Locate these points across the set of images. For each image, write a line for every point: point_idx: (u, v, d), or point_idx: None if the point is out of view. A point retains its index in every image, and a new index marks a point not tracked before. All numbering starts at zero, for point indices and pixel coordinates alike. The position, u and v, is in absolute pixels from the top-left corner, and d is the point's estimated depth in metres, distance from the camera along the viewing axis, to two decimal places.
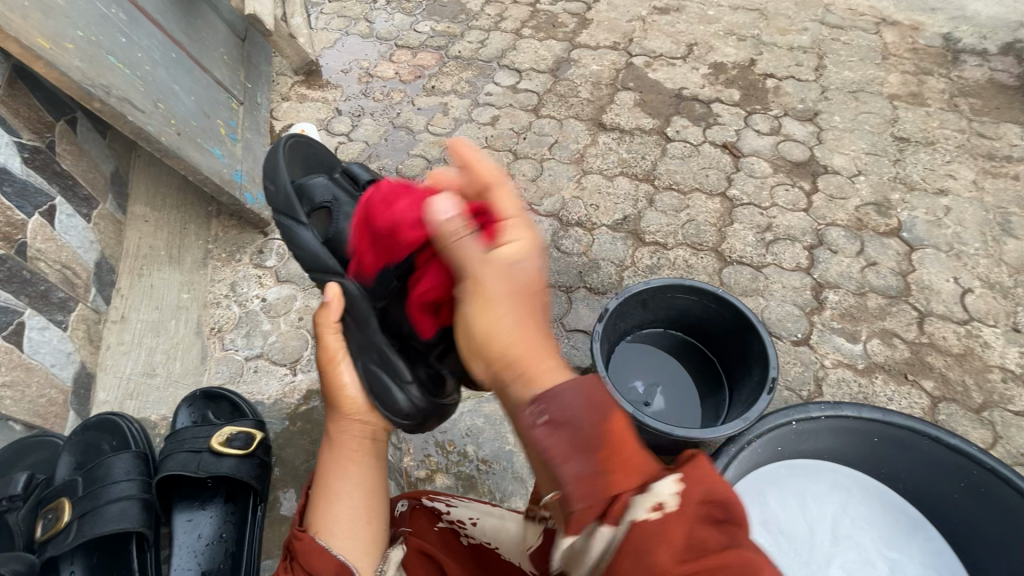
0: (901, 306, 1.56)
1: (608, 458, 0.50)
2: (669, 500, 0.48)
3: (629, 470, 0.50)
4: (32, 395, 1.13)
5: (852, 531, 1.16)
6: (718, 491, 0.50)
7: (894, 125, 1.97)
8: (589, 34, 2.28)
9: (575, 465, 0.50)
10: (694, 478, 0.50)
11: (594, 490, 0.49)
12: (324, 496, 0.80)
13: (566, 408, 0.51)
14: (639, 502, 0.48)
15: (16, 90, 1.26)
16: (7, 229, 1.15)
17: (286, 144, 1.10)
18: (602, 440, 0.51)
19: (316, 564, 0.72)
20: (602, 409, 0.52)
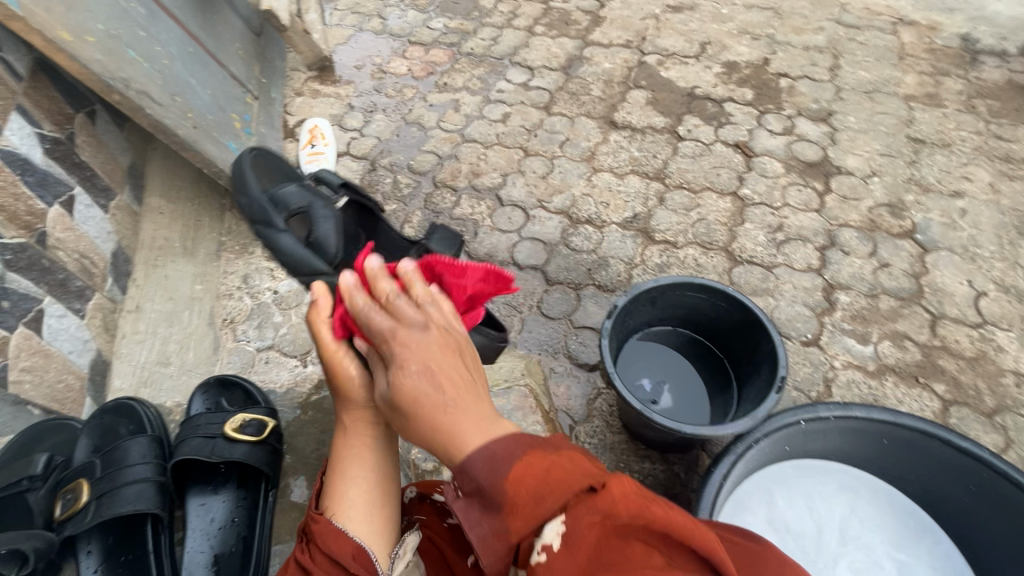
0: (913, 309, 1.55)
1: (508, 515, 0.53)
2: (554, 541, 0.50)
3: (529, 517, 0.52)
4: (51, 381, 1.16)
5: (860, 532, 1.16)
6: (617, 518, 0.50)
7: (910, 125, 1.95)
8: (602, 31, 2.28)
9: (484, 527, 0.55)
10: (586, 512, 0.50)
11: (496, 546, 0.54)
12: (341, 481, 0.81)
13: (470, 480, 0.54)
14: (536, 545, 0.51)
15: (38, 83, 1.29)
16: (28, 218, 1.17)
17: (246, 160, 1.39)
18: (501, 499, 0.53)
19: (334, 546, 0.76)
20: (504, 468, 0.53)
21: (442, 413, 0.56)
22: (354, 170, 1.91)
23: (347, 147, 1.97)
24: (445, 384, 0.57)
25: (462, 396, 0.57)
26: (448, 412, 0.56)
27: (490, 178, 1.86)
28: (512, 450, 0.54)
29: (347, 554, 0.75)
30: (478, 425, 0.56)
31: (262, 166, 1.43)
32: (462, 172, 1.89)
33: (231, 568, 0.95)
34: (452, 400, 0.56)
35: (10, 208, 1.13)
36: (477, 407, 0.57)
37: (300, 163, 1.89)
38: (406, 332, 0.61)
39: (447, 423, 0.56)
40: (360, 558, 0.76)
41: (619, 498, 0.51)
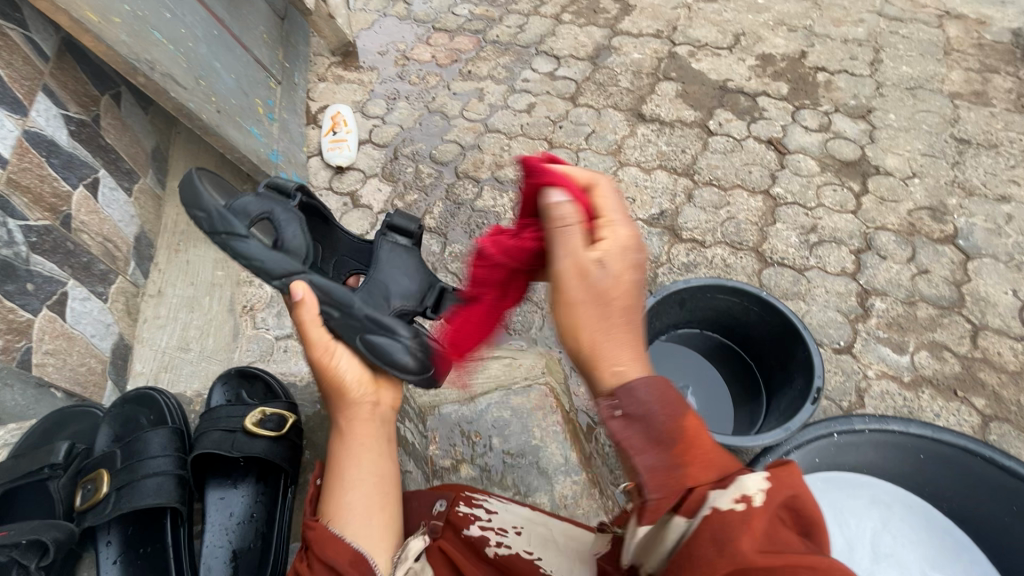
0: (953, 318, 1.48)
1: (685, 452, 0.52)
2: (755, 495, 0.46)
3: (705, 465, 0.51)
4: (74, 364, 1.15)
5: (893, 549, 1.12)
6: (803, 500, 0.48)
7: (954, 125, 1.86)
8: (631, 21, 2.21)
9: (649, 458, 0.52)
10: (784, 479, 0.48)
11: (667, 482, 0.50)
12: (340, 483, 0.79)
13: (643, 403, 0.54)
14: (722, 493, 0.48)
15: (64, 64, 1.28)
16: (53, 201, 1.17)
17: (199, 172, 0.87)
18: (676, 435, 0.52)
19: (330, 553, 0.71)
20: (678, 408, 0.54)
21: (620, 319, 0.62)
22: (376, 159, 1.88)
23: (369, 135, 1.94)
24: (634, 303, 0.64)
25: (628, 320, 0.63)
26: (626, 335, 0.62)
27: (514, 170, 1.82)
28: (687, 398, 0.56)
29: (343, 558, 0.71)
30: (642, 364, 0.60)
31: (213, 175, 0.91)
32: (485, 163, 1.85)
33: (248, 565, 0.95)
34: (632, 322, 0.63)
35: (35, 190, 1.12)
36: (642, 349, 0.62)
37: (322, 150, 1.87)
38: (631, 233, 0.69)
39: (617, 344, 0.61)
40: (360, 565, 0.72)
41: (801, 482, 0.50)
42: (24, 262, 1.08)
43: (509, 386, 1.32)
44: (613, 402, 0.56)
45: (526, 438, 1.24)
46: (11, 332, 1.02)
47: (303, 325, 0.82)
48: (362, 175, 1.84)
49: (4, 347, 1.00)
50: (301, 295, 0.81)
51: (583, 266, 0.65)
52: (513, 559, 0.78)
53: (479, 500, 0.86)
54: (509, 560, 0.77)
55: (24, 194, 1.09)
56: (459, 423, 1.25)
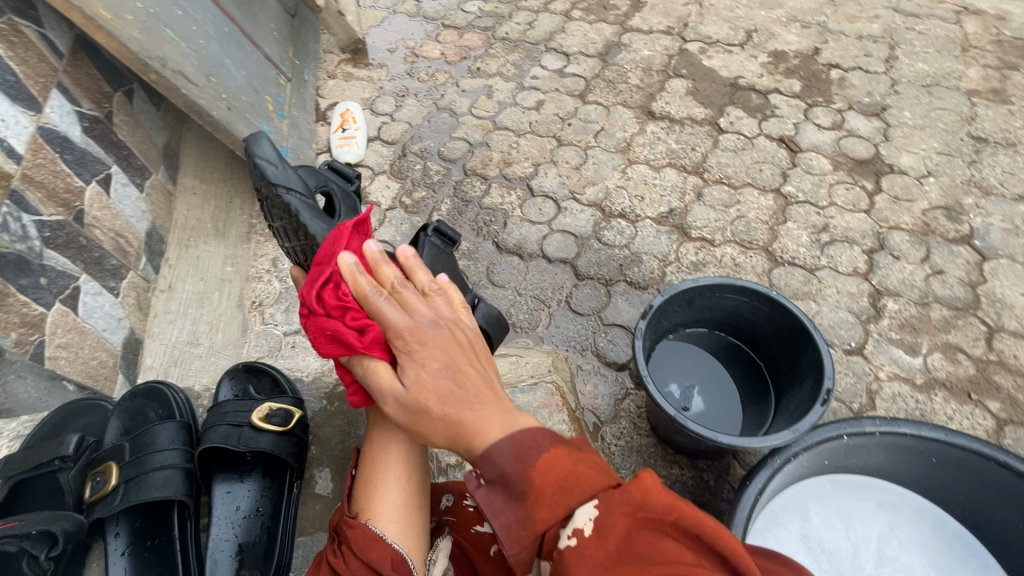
0: (968, 320, 1.46)
1: (532, 502, 0.53)
2: (587, 526, 0.50)
3: (555, 503, 0.52)
4: (86, 357, 1.17)
5: (898, 553, 1.10)
6: (649, 509, 0.50)
7: (972, 123, 1.83)
8: (642, 17, 2.19)
9: (506, 517, 0.54)
10: (616, 499, 0.50)
11: (522, 536, 0.53)
12: (379, 485, 0.79)
13: (493, 465, 0.56)
14: (563, 532, 0.50)
15: (78, 61, 1.30)
16: (66, 196, 1.18)
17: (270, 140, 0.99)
18: (527, 485, 0.53)
19: (372, 553, 0.71)
20: (530, 456, 0.54)
21: (456, 397, 0.61)
22: (384, 156, 1.88)
23: (377, 132, 1.95)
24: (465, 383, 0.62)
25: (466, 392, 0.61)
26: (474, 409, 0.60)
27: (522, 167, 1.82)
28: (540, 438, 0.56)
29: (383, 558, 0.71)
30: (497, 418, 0.59)
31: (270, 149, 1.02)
32: (493, 160, 1.84)
33: (253, 558, 0.95)
34: (477, 398, 0.61)
35: (49, 186, 1.14)
36: (497, 402, 0.61)
37: (331, 147, 1.88)
38: (414, 327, 0.68)
39: (466, 417, 0.59)
40: (399, 565, 0.71)
41: (650, 487, 0.50)
42: (38, 256, 1.09)
43: (515, 384, 1.32)
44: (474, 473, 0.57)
45: None
46: (25, 325, 1.03)
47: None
48: (370, 172, 1.84)
49: (18, 340, 1.01)
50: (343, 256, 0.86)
51: (394, 390, 0.65)
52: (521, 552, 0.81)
53: None
54: None
55: (38, 190, 1.11)
56: None
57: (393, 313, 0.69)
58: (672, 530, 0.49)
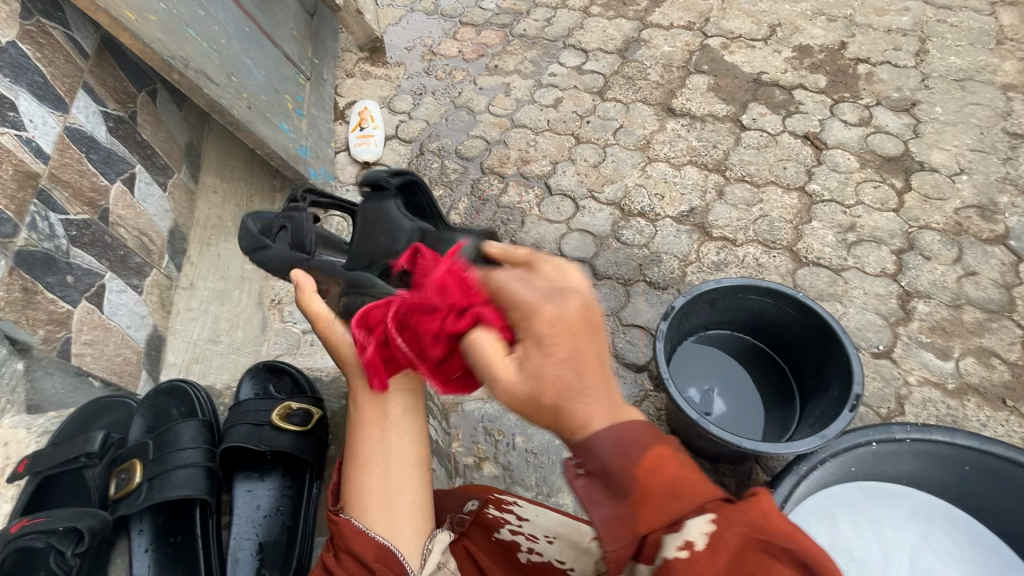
0: (1003, 323, 1.41)
1: (637, 499, 0.47)
2: (700, 541, 0.43)
3: (661, 506, 0.46)
4: (110, 354, 1.18)
5: (933, 565, 1.05)
6: (771, 536, 0.43)
7: (1007, 118, 1.76)
8: (662, 12, 2.15)
9: (603, 509, 0.48)
10: (734, 517, 0.44)
11: (622, 532, 0.47)
12: (361, 474, 0.76)
13: (595, 455, 0.48)
14: (669, 538, 0.45)
15: (103, 62, 1.32)
16: (92, 195, 1.20)
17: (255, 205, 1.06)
18: (632, 483, 0.47)
19: (356, 546, 0.70)
20: (636, 453, 0.47)
21: (574, 377, 0.50)
22: (402, 155, 1.88)
23: (395, 130, 1.95)
24: (587, 363, 0.51)
25: (586, 374, 0.51)
26: (583, 396, 0.50)
27: (539, 166, 1.80)
28: (648, 432, 0.49)
29: (369, 552, 0.70)
30: (608, 404, 0.50)
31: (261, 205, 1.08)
32: (511, 158, 1.83)
33: (274, 558, 0.96)
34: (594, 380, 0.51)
35: (75, 185, 1.16)
36: (609, 390, 0.51)
37: (350, 145, 1.88)
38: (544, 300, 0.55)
39: (576, 403, 0.50)
40: (384, 559, 0.70)
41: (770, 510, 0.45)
42: (65, 255, 1.11)
43: None
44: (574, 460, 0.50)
45: (549, 438, 1.23)
46: (52, 322, 1.05)
47: (305, 301, 0.83)
48: None
49: (46, 337, 1.03)
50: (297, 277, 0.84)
51: (507, 374, 0.53)
52: (547, 565, 0.76)
53: (510, 502, 0.83)
54: (544, 566, 0.76)
55: (65, 189, 1.13)
56: (482, 420, 1.24)
57: (532, 289, 0.55)
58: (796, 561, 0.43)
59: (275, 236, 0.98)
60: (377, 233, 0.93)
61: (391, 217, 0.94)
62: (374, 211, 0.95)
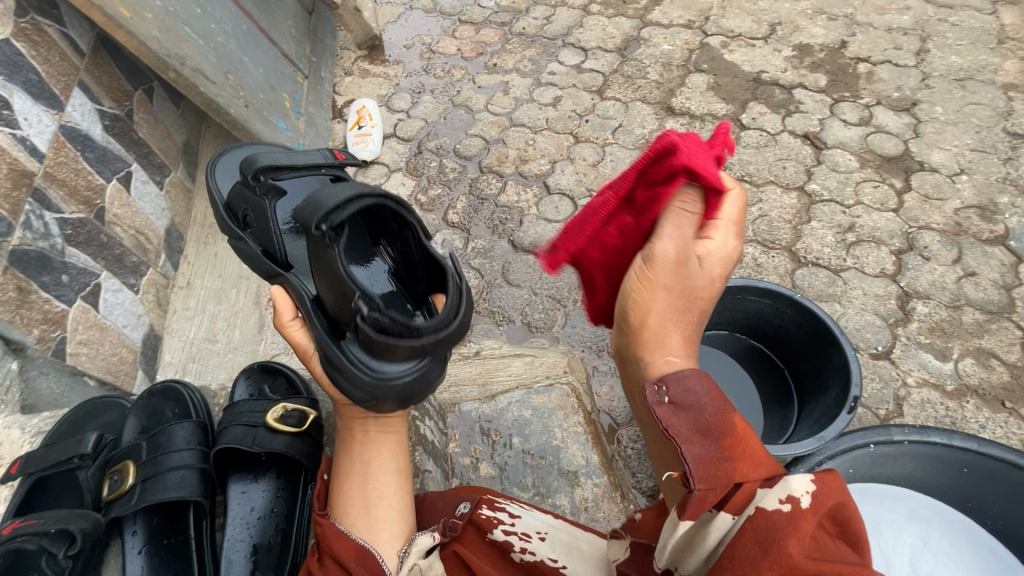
0: (1002, 324, 1.40)
1: (731, 447, 0.57)
2: (800, 497, 0.51)
3: (750, 461, 0.57)
4: (106, 353, 1.18)
5: (934, 568, 0.96)
6: (847, 511, 0.52)
7: (1008, 118, 1.75)
8: (662, 11, 2.14)
9: (697, 448, 0.58)
10: (830, 491, 0.52)
11: (717, 472, 0.56)
12: (342, 481, 0.83)
13: (691, 393, 0.63)
14: (768, 495, 0.53)
15: (100, 60, 1.31)
16: (88, 194, 1.19)
17: (213, 162, 1.07)
18: (723, 429, 0.59)
19: (336, 548, 0.76)
20: (723, 405, 0.61)
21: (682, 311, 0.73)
22: (400, 153, 1.87)
23: (394, 129, 1.94)
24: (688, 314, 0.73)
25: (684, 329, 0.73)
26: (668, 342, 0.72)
27: (538, 165, 1.80)
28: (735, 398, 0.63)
29: (348, 553, 0.75)
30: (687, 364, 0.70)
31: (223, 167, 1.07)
32: (509, 157, 1.82)
33: (268, 561, 0.95)
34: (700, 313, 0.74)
35: (71, 183, 1.15)
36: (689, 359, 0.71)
37: (348, 144, 1.87)
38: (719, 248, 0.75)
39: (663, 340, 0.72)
40: (365, 562, 0.75)
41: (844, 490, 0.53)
42: (60, 253, 1.10)
43: (529, 386, 1.30)
44: (663, 392, 0.64)
45: (546, 439, 1.22)
46: (46, 322, 1.05)
47: (286, 330, 0.87)
48: (386, 170, 1.84)
49: (40, 337, 1.03)
50: (274, 301, 0.87)
51: (685, 268, 0.73)
52: (539, 565, 0.74)
53: (502, 502, 0.82)
54: (536, 566, 0.74)
55: (60, 188, 1.12)
56: (479, 420, 1.24)
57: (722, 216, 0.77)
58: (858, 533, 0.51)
59: (243, 219, 0.97)
60: (328, 288, 0.79)
61: (336, 276, 0.77)
62: (318, 253, 0.78)
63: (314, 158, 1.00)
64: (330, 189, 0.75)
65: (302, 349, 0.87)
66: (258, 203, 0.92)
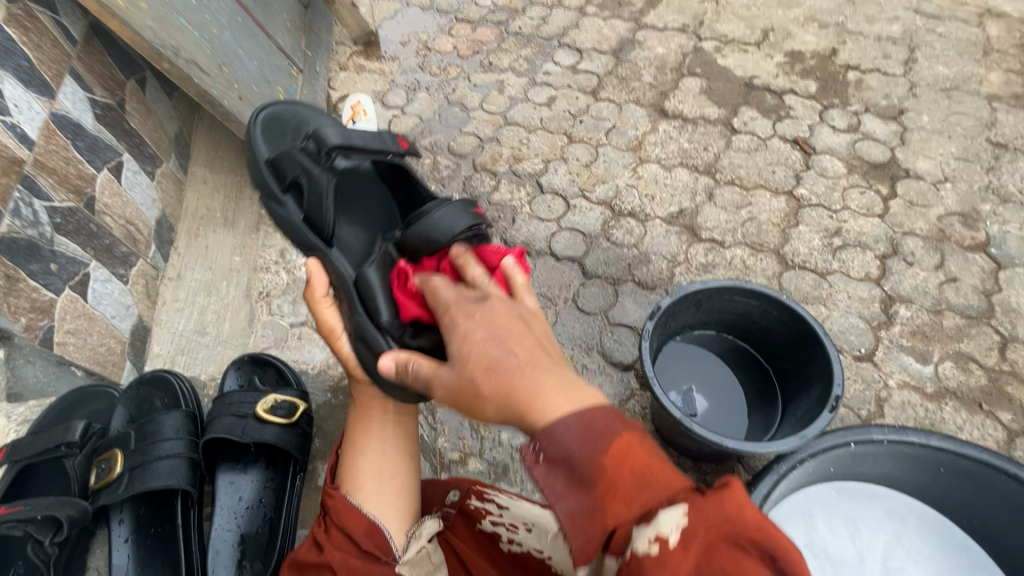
0: (981, 329, 1.44)
1: (607, 493, 0.48)
2: (672, 534, 0.44)
3: (630, 501, 0.47)
4: (94, 343, 1.17)
5: (905, 563, 1.08)
6: (736, 526, 0.45)
7: (992, 128, 1.79)
8: (657, 14, 2.16)
9: (570, 503, 0.49)
10: (711, 512, 0.45)
11: (589, 527, 0.48)
12: (356, 456, 0.82)
13: (560, 443, 0.50)
14: (640, 533, 0.45)
15: (92, 48, 1.30)
16: (78, 182, 1.18)
17: (257, 123, 1.03)
18: (597, 473, 0.48)
19: (346, 520, 0.74)
20: (601, 439, 0.49)
21: (517, 372, 0.58)
22: None
23: (388, 126, 1.94)
24: (522, 351, 0.61)
25: (535, 366, 0.59)
26: (525, 376, 0.58)
27: (532, 163, 1.81)
28: (612, 423, 0.51)
29: (358, 529, 0.73)
30: (567, 395, 0.55)
31: (270, 126, 1.03)
32: (503, 156, 1.83)
33: (254, 549, 0.96)
34: (532, 367, 0.58)
35: (61, 172, 1.14)
36: (561, 383, 0.57)
37: None
38: (479, 319, 0.66)
39: (524, 386, 0.57)
40: (373, 536, 0.73)
41: (745, 504, 0.47)
42: (49, 242, 1.09)
43: None
44: (533, 446, 0.52)
45: None
46: (34, 310, 1.04)
47: (317, 306, 0.91)
48: None
49: (28, 325, 1.02)
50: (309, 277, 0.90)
51: (442, 374, 0.65)
52: (527, 556, 0.76)
53: (491, 493, 0.83)
54: (524, 556, 0.76)
55: (49, 176, 1.11)
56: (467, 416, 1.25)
57: (441, 290, 0.72)
58: (756, 551, 0.45)
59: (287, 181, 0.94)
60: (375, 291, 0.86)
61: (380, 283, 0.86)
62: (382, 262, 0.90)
63: (383, 141, 0.93)
64: (443, 223, 0.83)
65: (329, 326, 0.89)
66: (317, 179, 0.89)
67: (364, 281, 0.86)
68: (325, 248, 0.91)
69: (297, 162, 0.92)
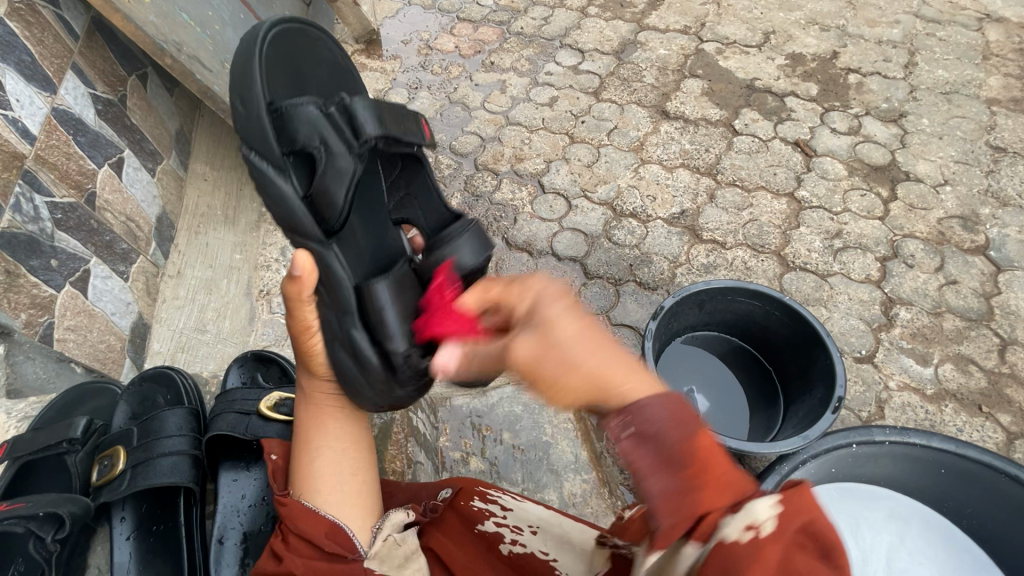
0: (981, 331, 1.44)
1: (700, 476, 0.47)
2: (766, 524, 0.44)
3: (720, 488, 0.47)
4: (94, 340, 1.16)
5: (908, 565, 1.08)
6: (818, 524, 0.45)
7: (991, 132, 1.80)
8: (659, 16, 2.17)
9: (659, 483, 0.47)
10: (799, 507, 0.45)
11: (680, 507, 0.47)
12: (310, 459, 0.80)
13: (649, 422, 0.49)
14: (732, 521, 0.45)
15: (93, 43, 1.30)
16: (79, 178, 1.18)
17: (261, 43, 0.77)
18: (686, 456, 0.47)
19: (305, 526, 0.73)
20: (691, 423, 0.48)
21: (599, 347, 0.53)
22: None
23: None
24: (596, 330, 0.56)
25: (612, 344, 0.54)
26: (609, 354, 0.53)
27: (533, 163, 1.81)
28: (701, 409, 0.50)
29: (320, 531, 0.73)
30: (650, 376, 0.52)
31: (275, 55, 0.80)
32: (504, 156, 1.83)
33: (258, 546, 0.95)
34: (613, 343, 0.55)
35: (62, 167, 1.14)
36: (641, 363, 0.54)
37: None
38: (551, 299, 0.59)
39: (606, 362, 0.52)
40: (335, 536, 0.73)
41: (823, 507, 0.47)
42: (50, 238, 1.09)
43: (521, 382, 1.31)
44: (620, 422, 0.50)
45: (537, 433, 1.23)
46: (34, 306, 1.04)
47: (299, 306, 0.78)
48: None
49: (28, 321, 1.02)
50: (299, 272, 0.76)
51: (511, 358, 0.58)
52: (529, 558, 0.76)
53: (494, 494, 0.83)
54: (525, 558, 0.76)
55: (51, 171, 1.10)
56: (469, 416, 1.24)
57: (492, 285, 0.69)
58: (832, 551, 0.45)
59: (297, 143, 0.77)
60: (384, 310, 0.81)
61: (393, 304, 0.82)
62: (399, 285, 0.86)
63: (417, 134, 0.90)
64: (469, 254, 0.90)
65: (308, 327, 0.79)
66: (343, 161, 0.79)
67: (371, 294, 0.81)
68: (324, 244, 0.78)
69: (320, 132, 0.78)
